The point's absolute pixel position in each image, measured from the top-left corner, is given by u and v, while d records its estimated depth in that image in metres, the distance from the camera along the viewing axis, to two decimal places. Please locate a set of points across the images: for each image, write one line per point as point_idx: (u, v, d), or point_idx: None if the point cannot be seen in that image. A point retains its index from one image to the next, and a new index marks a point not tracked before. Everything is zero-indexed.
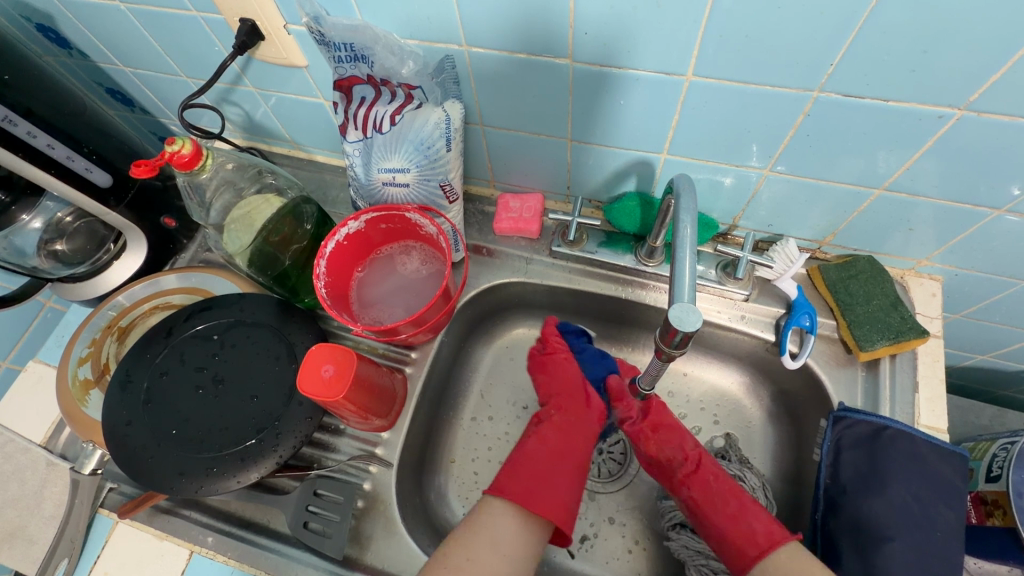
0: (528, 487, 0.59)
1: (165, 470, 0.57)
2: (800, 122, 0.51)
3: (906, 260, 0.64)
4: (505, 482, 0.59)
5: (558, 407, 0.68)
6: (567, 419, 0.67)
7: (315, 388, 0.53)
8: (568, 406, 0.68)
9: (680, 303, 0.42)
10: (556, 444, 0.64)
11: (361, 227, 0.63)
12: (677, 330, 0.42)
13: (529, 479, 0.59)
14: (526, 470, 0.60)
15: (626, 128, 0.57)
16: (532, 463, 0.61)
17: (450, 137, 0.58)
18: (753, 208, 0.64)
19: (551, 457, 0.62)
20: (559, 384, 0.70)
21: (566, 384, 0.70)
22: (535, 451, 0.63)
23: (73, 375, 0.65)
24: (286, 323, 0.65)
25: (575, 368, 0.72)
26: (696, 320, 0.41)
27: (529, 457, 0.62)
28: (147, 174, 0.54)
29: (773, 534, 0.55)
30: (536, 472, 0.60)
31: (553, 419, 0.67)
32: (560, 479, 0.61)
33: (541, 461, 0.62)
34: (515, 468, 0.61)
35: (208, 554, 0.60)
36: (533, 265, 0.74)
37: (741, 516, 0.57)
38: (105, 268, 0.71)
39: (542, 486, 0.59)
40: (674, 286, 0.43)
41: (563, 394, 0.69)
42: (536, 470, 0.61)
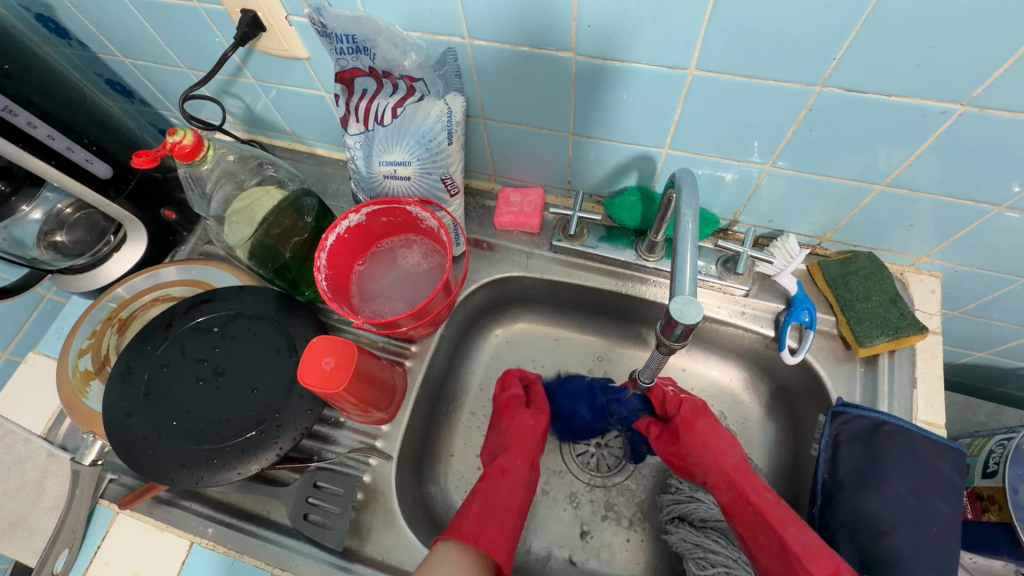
0: (489, 542, 0.57)
1: (165, 462, 0.57)
2: (803, 116, 0.51)
3: (906, 257, 0.64)
4: (465, 534, 0.57)
5: (518, 449, 0.67)
6: (523, 461, 0.66)
7: (316, 380, 0.54)
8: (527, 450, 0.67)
9: (680, 296, 0.42)
10: (513, 497, 0.62)
11: (361, 220, 0.63)
12: (679, 323, 0.41)
13: (497, 532, 0.58)
14: (489, 524, 0.59)
15: (628, 122, 0.57)
16: (495, 517, 0.60)
17: (451, 130, 0.58)
18: (754, 203, 0.64)
19: (509, 510, 0.61)
20: (516, 434, 0.68)
21: (519, 433, 0.68)
22: (499, 506, 0.61)
23: (74, 366, 0.66)
24: (286, 315, 0.65)
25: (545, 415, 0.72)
26: (696, 313, 0.41)
27: (494, 510, 0.60)
28: (149, 164, 0.54)
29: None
30: (499, 525, 0.59)
31: (514, 462, 0.65)
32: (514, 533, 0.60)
33: (502, 515, 0.60)
34: (475, 512, 0.60)
35: (209, 545, 0.60)
36: (533, 259, 0.74)
37: (797, 548, 0.52)
38: (106, 259, 0.71)
39: (497, 539, 0.58)
40: (675, 279, 0.43)
41: (525, 443, 0.68)
42: (501, 525, 0.59)
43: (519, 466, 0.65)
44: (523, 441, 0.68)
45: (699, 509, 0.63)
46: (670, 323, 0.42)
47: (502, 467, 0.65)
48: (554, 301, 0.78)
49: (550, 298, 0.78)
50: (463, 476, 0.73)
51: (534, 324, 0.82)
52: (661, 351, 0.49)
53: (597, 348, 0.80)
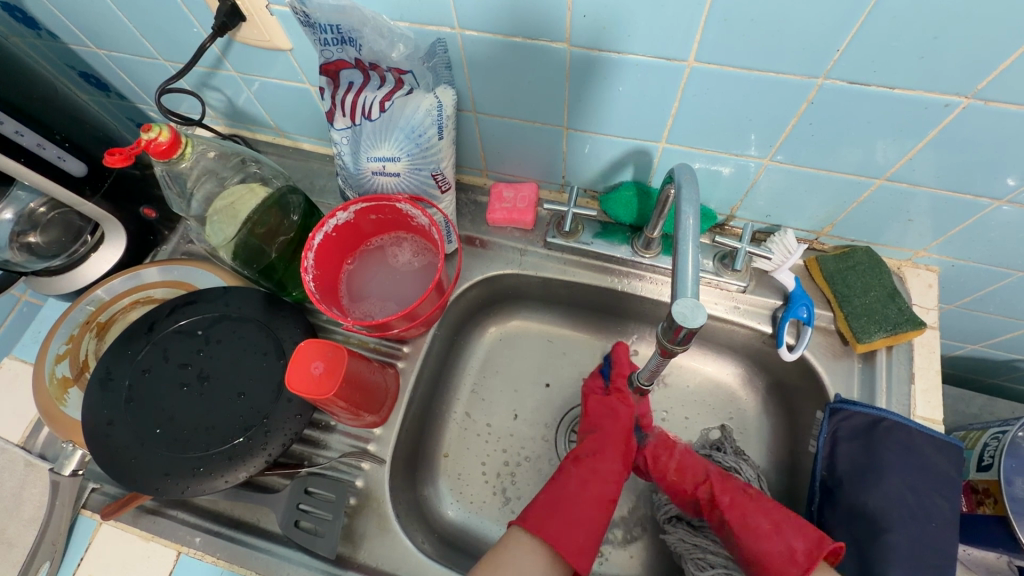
0: (568, 532, 0.56)
1: (149, 471, 0.55)
2: (803, 110, 0.49)
3: (903, 251, 0.63)
4: (539, 520, 0.56)
5: (593, 447, 0.63)
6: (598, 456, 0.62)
7: (304, 385, 0.51)
8: (601, 444, 0.64)
9: (682, 299, 0.40)
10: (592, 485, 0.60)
11: (350, 218, 0.61)
12: (682, 327, 0.39)
13: (567, 524, 0.56)
14: (566, 515, 0.57)
15: (624, 117, 0.56)
16: (573, 510, 0.57)
17: (442, 124, 0.56)
18: (751, 198, 0.63)
19: (585, 496, 0.59)
20: (598, 433, 0.65)
21: (605, 433, 0.65)
22: (569, 494, 0.59)
23: (51, 373, 0.63)
24: (273, 317, 0.63)
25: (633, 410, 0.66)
26: (701, 317, 0.39)
27: (570, 499, 0.58)
28: (123, 163, 0.51)
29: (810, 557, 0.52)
30: (581, 515, 0.57)
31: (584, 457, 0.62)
32: (594, 520, 0.58)
33: (573, 504, 0.58)
34: (547, 507, 0.58)
35: (196, 555, 0.58)
36: (527, 256, 0.72)
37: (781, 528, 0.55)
38: (82, 260, 0.68)
39: (574, 529, 0.56)
40: (677, 281, 0.41)
41: (610, 437, 0.64)
42: (582, 514, 0.57)
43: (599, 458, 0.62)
44: (602, 438, 0.64)
45: None
46: (676, 328, 0.40)
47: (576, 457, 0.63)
48: (548, 298, 0.77)
49: (544, 295, 0.76)
50: (458, 479, 0.71)
51: (528, 321, 0.80)
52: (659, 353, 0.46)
53: (591, 344, 0.79)
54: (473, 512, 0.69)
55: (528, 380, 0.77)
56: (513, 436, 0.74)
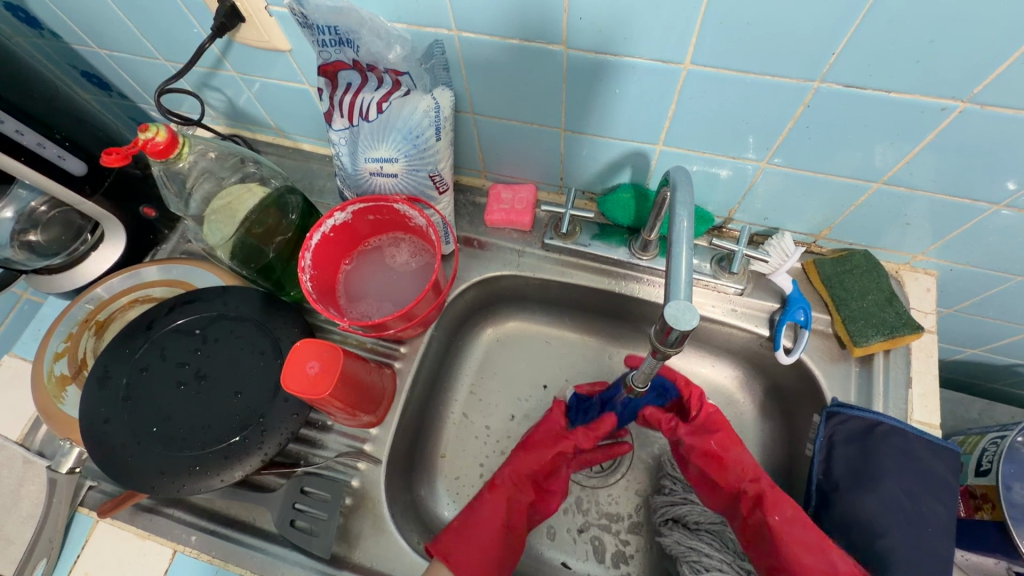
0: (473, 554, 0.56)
1: (145, 469, 0.55)
2: (800, 113, 0.49)
3: (902, 255, 0.63)
4: (452, 549, 0.56)
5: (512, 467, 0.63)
6: (518, 477, 0.62)
7: (300, 385, 0.51)
8: (523, 464, 0.63)
9: (675, 300, 0.39)
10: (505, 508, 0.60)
11: (347, 218, 0.61)
12: (674, 329, 0.38)
13: (473, 546, 0.56)
14: (474, 541, 0.57)
15: (621, 119, 0.56)
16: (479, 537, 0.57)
17: (439, 126, 0.56)
18: (749, 201, 0.63)
19: (497, 520, 0.59)
20: (525, 457, 0.63)
21: (526, 460, 0.63)
22: (486, 517, 0.58)
23: (50, 371, 0.63)
24: (271, 316, 0.64)
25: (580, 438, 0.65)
26: (692, 318, 0.37)
27: (478, 525, 0.58)
28: (119, 162, 0.51)
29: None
30: (485, 541, 0.57)
31: (506, 476, 0.62)
32: (497, 547, 0.57)
33: (485, 527, 0.58)
34: (458, 531, 0.57)
35: (192, 553, 0.58)
36: (524, 257, 0.72)
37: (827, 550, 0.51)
38: (83, 259, 0.69)
39: (481, 552, 0.56)
40: (670, 283, 0.40)
41: (533, 461, 0.63)
42: (487, 541, 0.57)
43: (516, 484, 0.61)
44: (528, 457, 0.64)
45: (694, 510, 0.62)
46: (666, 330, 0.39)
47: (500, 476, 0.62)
48: (546, 300, 0.77)
49: (542, 296, 0.76)
50: (453, 479, 0.71)
51: (526, 323, 0.80)
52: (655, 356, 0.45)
53: (588, 346, 0.79)
54: None
55: (526, 379, 0.77)
56: (510, 437, 0.74)
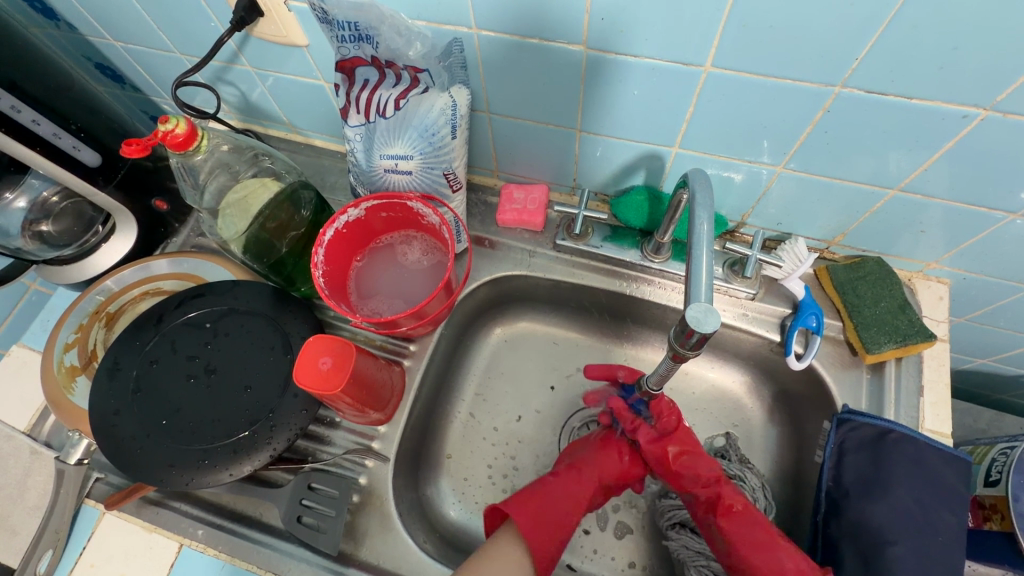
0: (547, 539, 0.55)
1: (154, 462, 0.55)
2: (818, 118, 0.49)
3: (915, 263, 0.63)
4: (534, 530, 0.54)
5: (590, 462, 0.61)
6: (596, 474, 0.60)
7: (312, 380, 0.51)
8: (602, 462, 0.61)
9: (695, 303, 0.39)
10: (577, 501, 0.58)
11: (360, 215, 0.61)
12: (694, 332, 0.37)
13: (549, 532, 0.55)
14: (552, 526, 0.56)
15: (637, 121, 0.56)
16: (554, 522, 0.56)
17: (455, 124, 0.56)
18: (763, 205, 0.63)
19: (569, 510, 0.57)
20: (604, 458, 0.61)
21: (605, 459, 0.61)
22: (562, 505, 0.57)
23: (59, 362, 0.63)
24: (281, 312, 0.63)
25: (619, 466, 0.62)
26: (714, 322, 0.37)
27: (557, 509, 0.57)
28: (139, 153, 0.51)
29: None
30: (557, 525, 0.56)
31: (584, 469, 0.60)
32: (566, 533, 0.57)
33: (561, 514, 0.57)
34: (536, 511, 0.56)
35: (198, 548, 0.58)
36: (535, 258, 0.72)
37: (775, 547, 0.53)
38: (93, 250, 0.68)
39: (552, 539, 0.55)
40: (691, 286, 0.40)
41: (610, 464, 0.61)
42: (561, 530, 0.56)
43: (594, 480, 0.60)
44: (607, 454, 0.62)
45: None
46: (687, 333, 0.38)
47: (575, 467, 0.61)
48: (555, 301, 0.77)
49: (552, 297, 0.76)
50: (460, 479, 0.71)
51: (535, 323, 0.80)
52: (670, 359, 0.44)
53: (597, 348, 0.79)
54: (475, 513, 0.69)
55: (534, 378, 0.77)
56: (517, 438, 0.74)
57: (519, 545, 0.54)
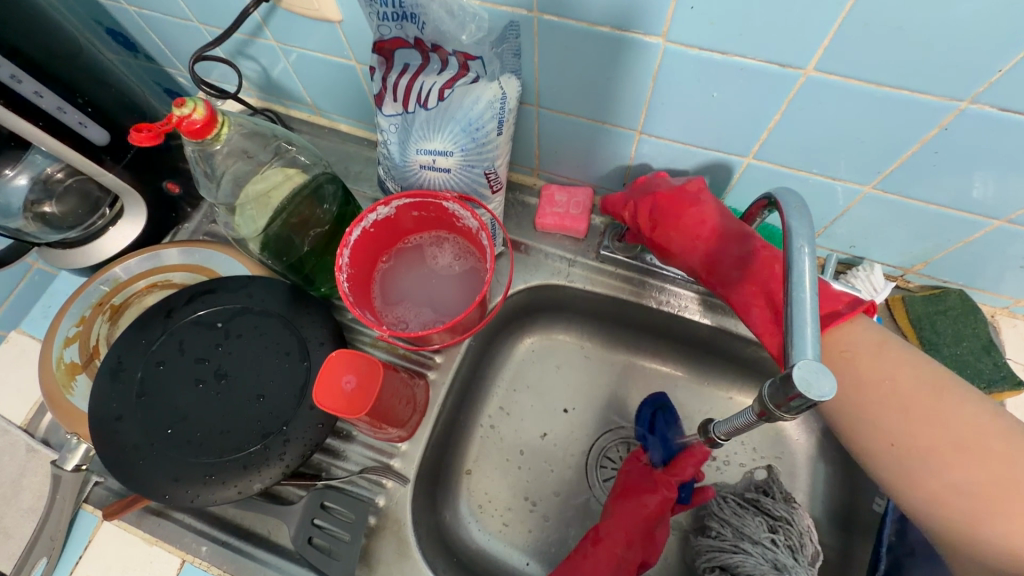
0: None
1: (158, 476, 0.51)
2: (931, 136, 0.43)
3: (1002, 299, 0.56)
4: None
5: (609, 526, 0.57)
6: (620, 536, 0.56)
7: (336, 405, 0.46)
8: (619, 521, 0.57)
9: (802, 359, 0.32)
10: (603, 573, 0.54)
11: (391, 213, 0.56)
12: (801, 395, 0.31)
13: None
14: None
15: (709, 125, 0.49)
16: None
17: (502, 119, 0.50)
18: (835, 226, 0.56)
19: None
20: (623, 509, 0.58)
21: (624, 513, 0.57)
22: None
23: (59, 358, 0.58)
24: (298, 313, 0.58)
25: (647, 505, 0.57)
26: (829, 385, 0.30)
27: None
28: (150, 141, 0.45)
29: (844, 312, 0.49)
30: None
31: (602, 535, 0.56)
32: None
33: None
34: None
35: (202, 565, 0.54)
36: (575, 268, 0.66)
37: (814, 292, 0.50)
38: (99, 234, 0.64)
39: None
40: (791, 336, 0.33)
41: (630, 522, 0.56)
42: None
43: (620, 541, 0.55)
44: (624, 513, 0.57)
45: (746, 563, 0.56)
46: (788, 396, 0.32)
47: (594, 534, 0.57)
48: (589, 313, 0.71)
49: (587, 309, 0.71)
50: (480, 499, 0.67)
51: (565, 334, 0.75)
52: (754, 410, 0.38)
53: (630, 365, 0.73)
54: (495, 536, 0.65)
55: (563, 392, 0.72)
56: (542, 458, 0.69)
57: None
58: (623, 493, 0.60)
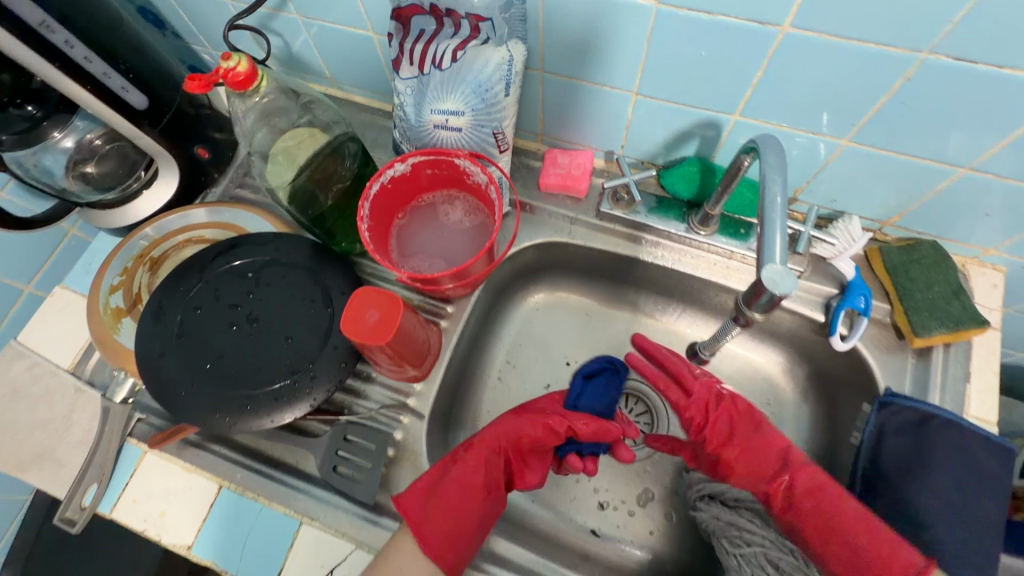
0: (433, 523, 0.54)
1: (199, 406, 0.56)
2: (897, 87, 0.47)
3: (972, 248, 0.61)
4: (416, 516, 0.54)
5: (489, 437, 0.60)
6: (494, 445, 0.59)
7: (359, 332, 0.51)
8: (495, 432, 0.60)
9: (769, 264, 0.40)
10: (472, 477, 0.57)
11: (406, 171, 0.61)
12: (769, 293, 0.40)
13: (448, 520, 0.54)
14: (443, 509, 0.55)
15: (698, 84, 0.54)
16: (450, 492, 0.56)
17: (509, 81, 0.54)
18: (817, 181, 0.61)
19: (466, 490, 0.56)
20: (510, 422, 0.61)
21: (504, 426, 0.60)
22: (459, 483, 0.56)
23: (106, 303, 0.64)
24: (321, 265, 0.63)
25: (529, 425, 0.60)
26: (790, 283, 0.40)
27: (449, 487, 0.56)
28: (201, 89, 0.51)
29: (919, 566, 0.47)
30: (456, 508, 0.55)
31: (477, 441, 0.59)
32: (467, 516, 0.56)
33: (450, 496, 0.55)
34: (430, 495, 0.55)
35: (237, 490, 0.59)
36: (576, 226, 0.71)
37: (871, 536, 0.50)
38: (134, 196, 0.69)
39: (446, 523, 0.54)
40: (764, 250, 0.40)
41: (503, 435, 0.60)
42: (454, 511, 0.55)
43: (490, 450, 0.59)
44: (505, 426, 0.60)
45: (732, 489, 0.61)
46: (756, 295, 0.44)
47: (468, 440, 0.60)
48: (590, 272, 0.76)
49: (588, 268, 0.76)
50: None
51: (567, 293, 0.79)
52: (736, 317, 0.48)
53: (629, 321, 0.78)
54: None
55: (567, 346, 0.77)
56: None
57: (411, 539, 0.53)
58: (520, 413, 0.63)
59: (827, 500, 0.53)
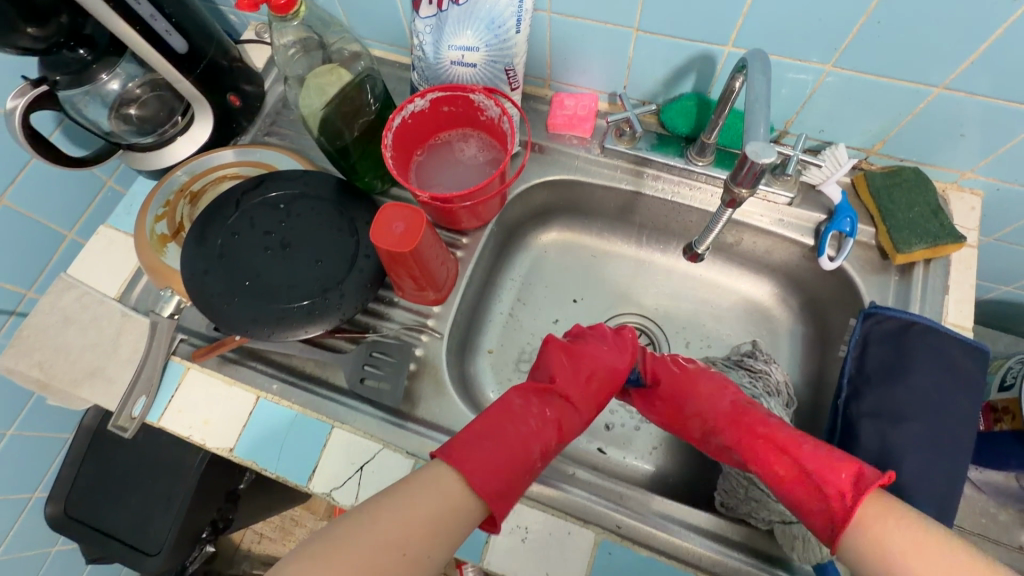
0: (483, 461, 0.49)
1: (239, 317, 0.62)
2: (873, 7, 0.52)
3: (951, 172, 0.66)
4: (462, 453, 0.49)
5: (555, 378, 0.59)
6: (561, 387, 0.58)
7: (388, 242, 0.56)
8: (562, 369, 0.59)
9: (754, 140, 0.49)
10: (530, 422, 0.54)
11: (425, 107, 0.66)
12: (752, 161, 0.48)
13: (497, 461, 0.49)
14: (496, 450, 0.50)
15: (692, 16, 0.59)
16: (500, 444, 0.50)
17: (520, 17, 0.59)
18: (806, 112, 0.65)
19: (522, 439, 0.52)
20: (573, 362, 0.60)
21: (570, 365, 0.60)
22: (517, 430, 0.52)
23: (151, 230, 0.70)
24: (347, 199, 0.69)
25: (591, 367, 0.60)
26: (770, 153, 0.48)
27: (507, 431, 0.52)
28: (248, 7, 0.55)
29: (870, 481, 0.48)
30: (514, 451, 0.51)
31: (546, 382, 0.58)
32: (521, 466, 0.50)
33: (508, 441, 0.51)
34: (484, 437, 0.51)
35: (273, 400, 0.65)
36: (582, 166, 0.76)
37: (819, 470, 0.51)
38: (170, 141, 0.75)
39: (497, 464, 0.49)
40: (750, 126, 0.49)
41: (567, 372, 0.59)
42: (509, 455, 0.50)
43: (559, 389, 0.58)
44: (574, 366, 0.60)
45: None
46: (745, 170, 0.51)
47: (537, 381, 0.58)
48: (595, 213, 0.81)
49: (593, 208, 0.80)
50: (502, 369, 0.77)
51: (574, 235, 0.84)
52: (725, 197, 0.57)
53: (632, 259, 0.83)
54: None
55: (574, 284, 0.83)
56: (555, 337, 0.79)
57: (458, 478, 0.48)
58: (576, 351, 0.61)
59: (777, 441, 0.54)
